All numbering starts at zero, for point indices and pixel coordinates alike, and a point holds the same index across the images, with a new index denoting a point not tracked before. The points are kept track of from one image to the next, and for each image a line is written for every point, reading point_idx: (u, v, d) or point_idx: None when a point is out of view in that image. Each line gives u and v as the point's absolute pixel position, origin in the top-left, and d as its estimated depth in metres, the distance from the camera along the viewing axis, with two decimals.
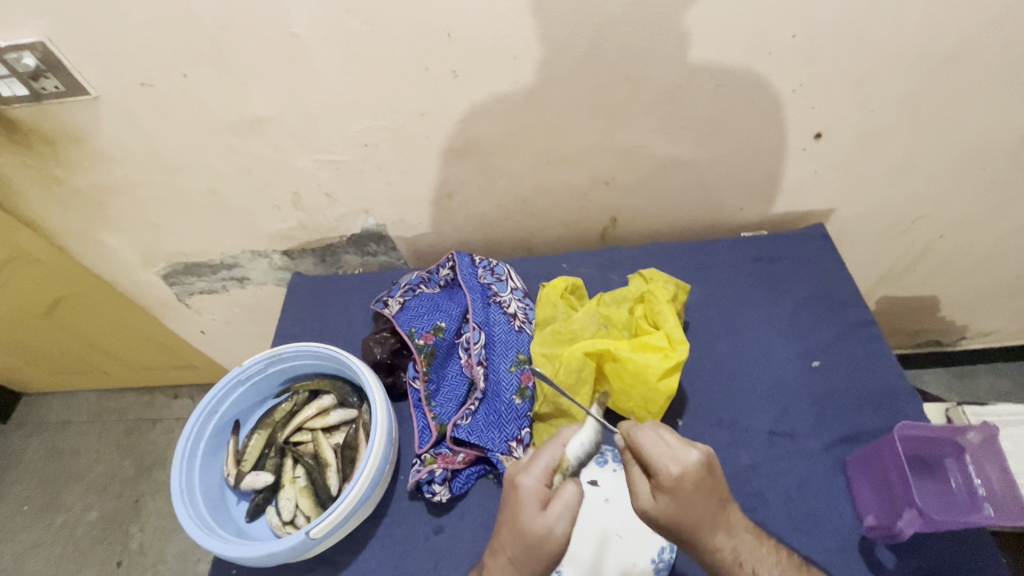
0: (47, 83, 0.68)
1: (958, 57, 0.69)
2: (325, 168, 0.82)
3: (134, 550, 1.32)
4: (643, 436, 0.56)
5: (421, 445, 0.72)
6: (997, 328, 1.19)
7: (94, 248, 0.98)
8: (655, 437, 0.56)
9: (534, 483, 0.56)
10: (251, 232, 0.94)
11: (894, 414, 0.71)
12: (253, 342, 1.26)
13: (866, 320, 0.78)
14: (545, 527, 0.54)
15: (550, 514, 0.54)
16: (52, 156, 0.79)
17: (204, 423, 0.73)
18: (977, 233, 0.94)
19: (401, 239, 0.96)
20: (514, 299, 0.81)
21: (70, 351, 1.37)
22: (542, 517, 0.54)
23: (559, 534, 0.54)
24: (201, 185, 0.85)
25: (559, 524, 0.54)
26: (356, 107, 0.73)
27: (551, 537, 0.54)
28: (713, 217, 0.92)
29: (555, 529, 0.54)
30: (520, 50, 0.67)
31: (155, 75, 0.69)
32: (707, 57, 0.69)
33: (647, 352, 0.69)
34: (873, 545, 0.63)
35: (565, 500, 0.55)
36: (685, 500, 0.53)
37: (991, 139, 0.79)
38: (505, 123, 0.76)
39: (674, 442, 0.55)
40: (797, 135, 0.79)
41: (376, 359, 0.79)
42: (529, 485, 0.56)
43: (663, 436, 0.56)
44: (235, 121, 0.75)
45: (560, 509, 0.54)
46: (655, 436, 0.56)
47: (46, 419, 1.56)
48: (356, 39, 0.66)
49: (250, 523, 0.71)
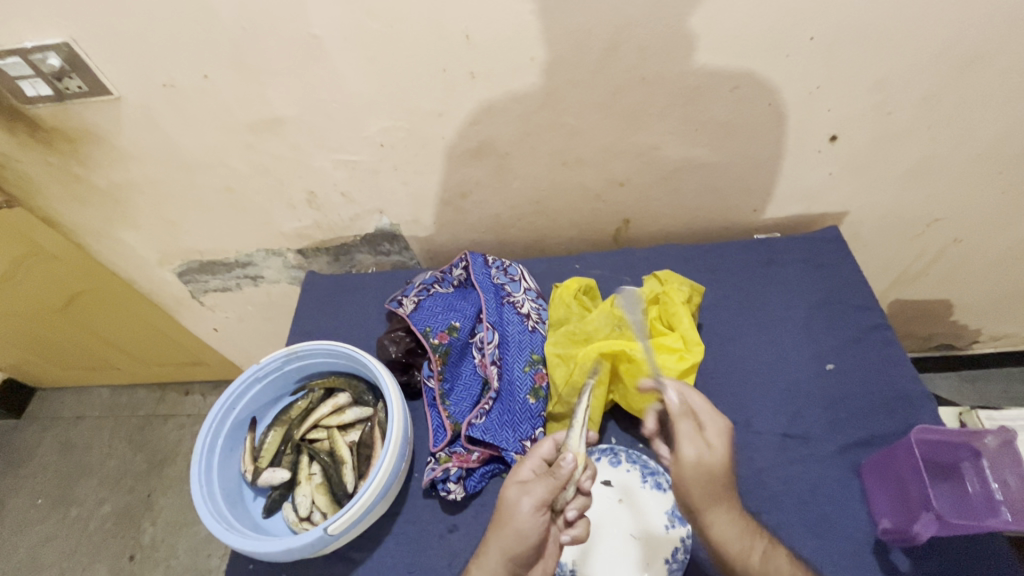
0: (70, 83, 0.69)
1: (976, 60, 0.69)
2: (340, 168, 0.83)
3: (147, 544, 1.33)
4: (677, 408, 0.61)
5: (436, 445, 0.72)
6: (1010, 333, 1.18)
7: (111, 245, 0.99)
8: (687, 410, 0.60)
9: (526, 467, 0.61)
10: (266, 231, 0.95)
11: (908, 418, 0.70)
12: (265, 339, 1.27)
13: (880, 324, 0.78)
14: (515, 498, 0.58)
15: (522, 487, 0.58)
16: (74, 154, 0.80)
17: (222, 420, 0.74)
18: (992, 237, 0.93)
19: (414, 239, 0.96)
20: (527, 299, 0.82)
21: (85, 346, 1.38)
22: (515, 489, 0.58)
23: (525, 509, 0.57)
24: (218, 183, 0.85)
25: (529, 498, 0.57)
26: (374, 107, 0.74)
27: (517, 512, 0.57)
28: (725, 219, 0.92)
29: (523, 501, 0.57)
30: (537, 52, 0.68)
31: (176, 75, 0.70)
32: (724, 60, 0.69)
33: (662, 353, 0.71)
34: (887, 549, 0.63)
35: (543, 482, 0.58)
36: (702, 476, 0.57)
37: (1008, 143, 0.78)
38: (520, 124, 0.77)
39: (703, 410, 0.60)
40: (812, 137, 0.79)
41: (391, 358, 0.79)
42: (521, 470, 0.61)
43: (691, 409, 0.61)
44: (253, 121, 0.76)
45: (533, 485, 0.58)
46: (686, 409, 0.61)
47: (60, 413, 1.58)
48: (375, 41, 0.66)
49: (267, 519, 0.72)
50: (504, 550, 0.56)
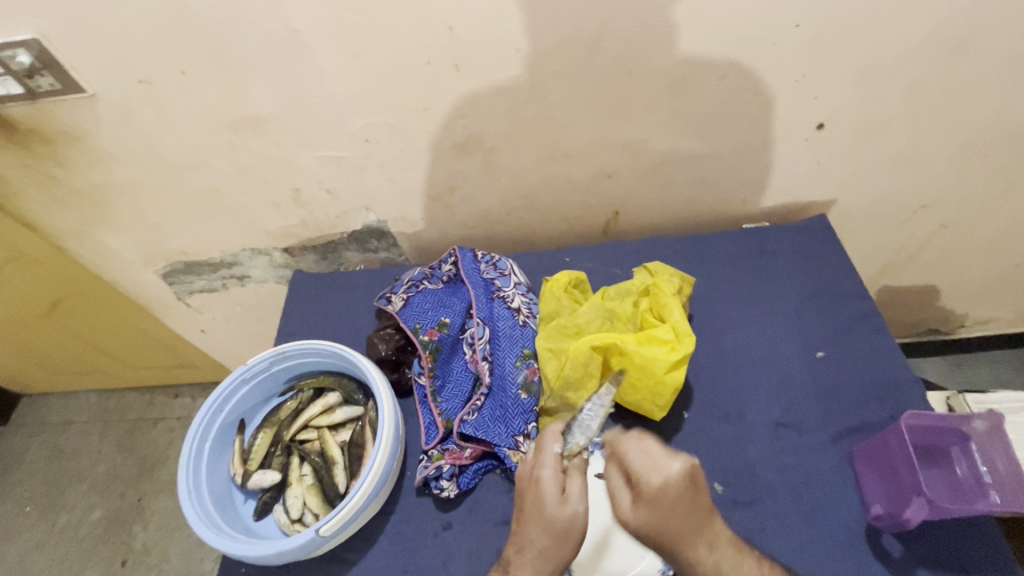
0: (42, 81, 0.67)
1: (960, 46, 0.69)
2: (326, 165, 0.82)
3: (139, 549, 1.32)
4: (628, 445, 0.58)
5: (428, 442, 0.71)
6: (995, 317, 1.19)
7: (92, 248, 0.97)
8: (640, 449, 0.57)
9: (554, 476, 0.57)
10: (251, 231, 0.94)
11: (897, 405, 0.71)
12: (254, 340, 1.26)
13: (870, 312, 0.78)
14: (571, 511, 0.56)
15: (573, 496, 0.56)
16: (49, 155, 0.78)
17: (209, 423, 0.72)
18: (978, 221, 0.94)
19: (402, 235, 0.95)
20: (517, 294, 0.81)
21: (70, 352, 1.36)
22: (567, 502, 0.56)
23: (583, 515, 0.56)
24: (200, 182, 0.84)
25: (581, 503, 0.57)
26: (357, 103, 0.73)
27: (576, 520, 0.56)
28: (714, 210, 0.92)
29: (581, 509, 0.56)
30: (521, 42, 0.67)
31: (153, 71, 0.68)
32: (710, 49, 0.68)
33: (653, 345, 0.70)
34: (879, 535, 0.64)
35: (583, 480, 0.58)
36: (664, 510, 0.54)
37: (992, 129, 0.79)
38: (507, 118, 0.76)
39: (658, 451, 0.56)
40: (799, 126, 0.79)
41: (381, 356, 0.78)
42: (550, 480, 0.57)
43: (649, 447, 0.57)
44: (234, 119, 0.74)
45: (577, 489, 0.57)
46: (639, 448, 0.57)
47: (46, 419, 1.56)
48: (357, 35, 0.65)
49: (257, 522, 0.71)
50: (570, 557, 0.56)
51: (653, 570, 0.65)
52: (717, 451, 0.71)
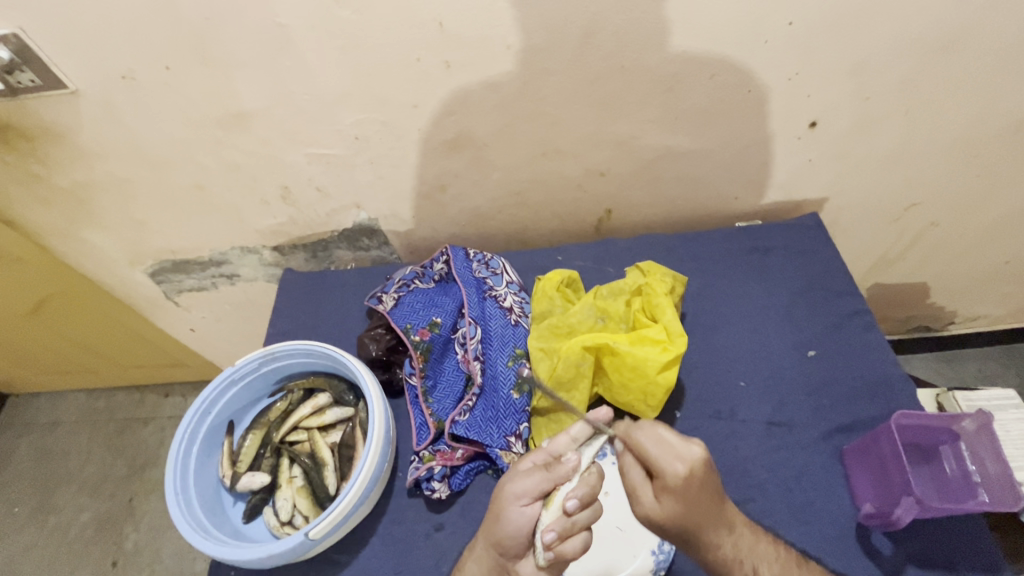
0: (23, 76, 0.66)
1: (950, 45, 0.69)
2: (315, 162, 0.81)
3: (129, 550, 1.31)
4: (644, 435, 0.56)
5: (419, 442, 0.71)
6: (985, 313, 1.20)
7: (76, 246, 0.95)
8: (656, 437, 0.56)
9: (529, 459, 0.61)
10: (239, 229, 0.92)
11: (888, 403, 0.71)
12: (244, 339, 1.24)
13: (860, 310, 0.79)
14: (508, 481, 0.58)
15: (520, 472, 0.58)
16: (32, 152, 0.77)
17: (197, 424, 0.71)
18: (967, 219, 0.94)
19: (393, 233, 0.94)
20: (509, 293, 0.80)
21: (56, 351, 1.34)
22: (513, 473, 0.59)
23: (509, 488, 0.57)
24: (186, 180, 0.83)
25: (516, 482, 0.57)
26: (347, 99, 0.72)
27: (505, 488, 0.58)
28: (706, 208, 0.92)
29: (512, 485, 0.57)
30: (512, 39, 0.66)
31: (137, 67, 0.67)
32: (701, 46, 0.68)
33: (645, 345, 0.69)
34: (869, 531, 0.64)
35: (536, 472, 0.57)
36: (689, 500, 0.54)
37: (982, 126, 0.79)
38: (496, 115, 0.75)
39: (675, 439, 0.56)
40: (790, 124, 0.78)
41: (371, 357, 0.78)
42: (524, 460, 0.61)
43: (664, 434, 0.56)
44: (220, 115, 0.73)
45: (528, 472, 0.58)
46: (656, 436, 0.56)
47: (34, 420, 1.54)
48: (344, 29, 0.64)
49: (247, 524, 0.71)
50: (496, 534, 0.58)
51: (647, 569, 0.65)
52: (710, 449, 0.71)
